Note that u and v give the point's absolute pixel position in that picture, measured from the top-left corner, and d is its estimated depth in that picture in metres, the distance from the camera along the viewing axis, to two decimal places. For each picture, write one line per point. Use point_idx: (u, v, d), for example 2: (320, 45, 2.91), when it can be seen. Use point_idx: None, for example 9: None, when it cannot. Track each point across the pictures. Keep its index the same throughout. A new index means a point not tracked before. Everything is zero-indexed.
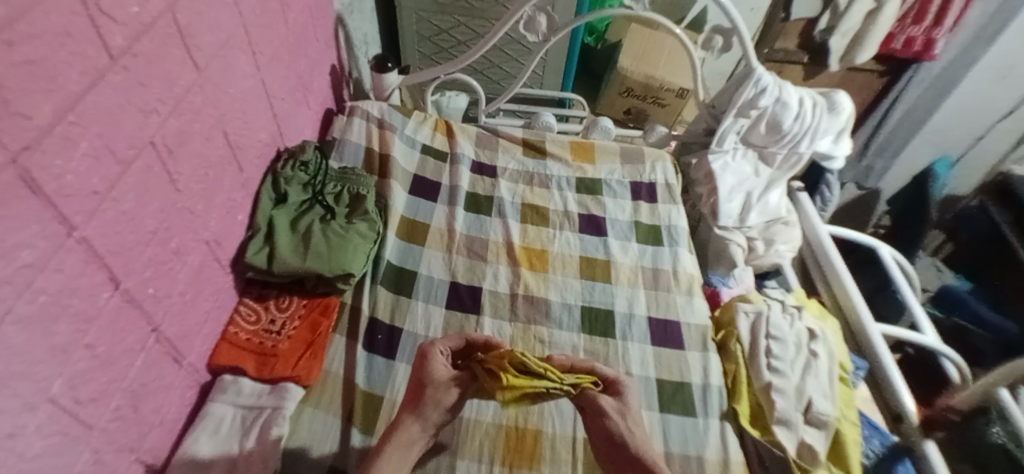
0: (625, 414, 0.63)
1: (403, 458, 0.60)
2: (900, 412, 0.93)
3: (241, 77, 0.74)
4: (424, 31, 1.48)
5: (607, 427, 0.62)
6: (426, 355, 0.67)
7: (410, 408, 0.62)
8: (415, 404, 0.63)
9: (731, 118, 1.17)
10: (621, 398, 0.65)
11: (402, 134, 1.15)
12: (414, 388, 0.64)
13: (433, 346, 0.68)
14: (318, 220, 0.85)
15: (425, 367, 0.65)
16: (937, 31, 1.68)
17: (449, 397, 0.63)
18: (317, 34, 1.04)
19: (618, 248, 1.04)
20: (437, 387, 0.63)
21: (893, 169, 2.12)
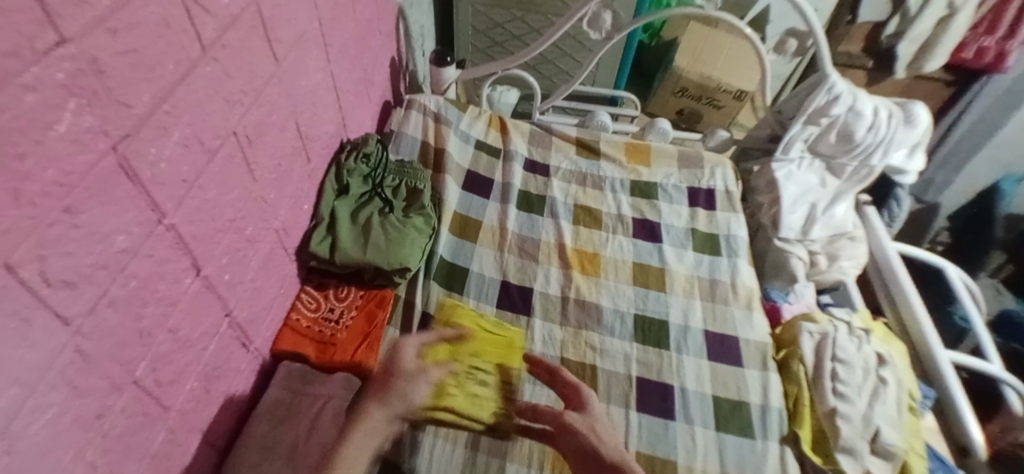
0: (593, 428, 0.65)
1: (365, 449, 0.61)
2: (966, 445, 0.86)
3: (314, 69, 0.75)
4: (479, 24, 1.48)
5: (580, 443, 0.63)
6: (399, 350, 0.68)
7: (377, 397, 0.62)
8: (381, 391, 0.63)
9: (799, 125, 1.12)
10: (586, 412, 0.66)
11: (457, 129, 1.14)
12: (379, 378, 0.65)
13: (407, 341, 0.69)
14: (377, 212, 0.86)
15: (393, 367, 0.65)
16: (1009, 44, 1.59)
17: (412, 393, 0.64)
18: (380, 27, 1.04)
19: (673, 255, 1.01)
20: (399, 380, 0.64)
21: (954, 184, 1.99)
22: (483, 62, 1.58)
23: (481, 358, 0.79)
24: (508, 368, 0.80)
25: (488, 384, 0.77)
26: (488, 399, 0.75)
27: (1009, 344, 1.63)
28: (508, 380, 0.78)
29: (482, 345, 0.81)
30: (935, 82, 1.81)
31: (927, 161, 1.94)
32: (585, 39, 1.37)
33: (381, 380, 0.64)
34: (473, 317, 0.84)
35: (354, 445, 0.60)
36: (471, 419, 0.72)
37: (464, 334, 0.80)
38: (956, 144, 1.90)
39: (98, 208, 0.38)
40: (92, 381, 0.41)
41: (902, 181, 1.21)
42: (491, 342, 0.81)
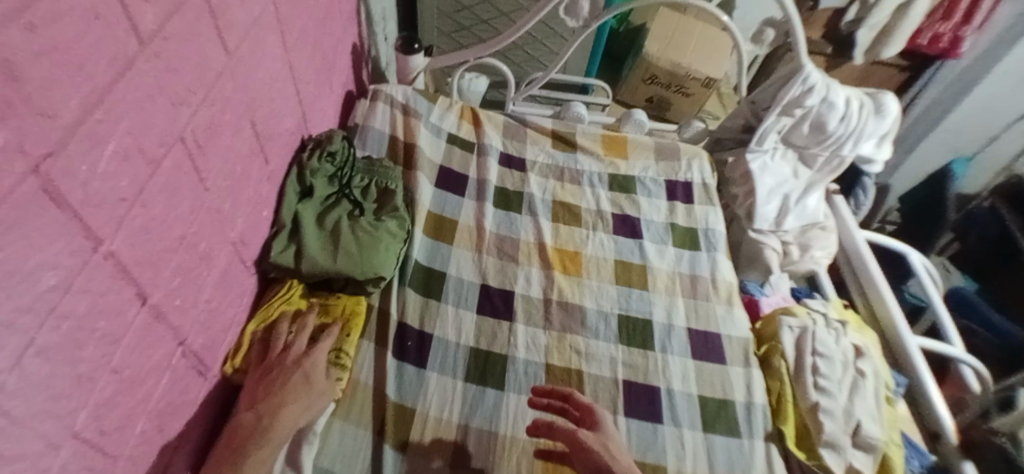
0: (608, 445, 0.65)
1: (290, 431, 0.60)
2: (939, 430, 0.91)
3: (270, 60, 0.68)
4: (445, 7, 1.41)
5: (594, 459, 0.64)
6: (304, 349, 0.67)
7: (301, 382, 0.62)
8: (298, 375, 0.63)
9: (774, 116, 1.12)
10: (599, 431, 0.67)
11: (427, 121, 1.07)
12: (287, 363, 0.64)
13: (315, 345, 0.67)
14: (346, 216, 0.78)
15: (307, 362, 0.64)
16: (965, 28, 1.64)
17: (325, 386, 0.65)
18: (341, 10, 0.96)
19: (654, 252, 1.00)
20: (314, 373, 0.64)
21: (907, 166, 2.06)
22: (449, 47, 1.51)
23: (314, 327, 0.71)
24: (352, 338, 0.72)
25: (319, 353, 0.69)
26: None
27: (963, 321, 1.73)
28: (342, 346, 0.71)
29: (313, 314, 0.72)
30: (890, 67, 1.86)
31: None
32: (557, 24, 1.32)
33: (283, 368, 0.64)
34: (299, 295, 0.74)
35: (285, 424, 0.59)
36: None
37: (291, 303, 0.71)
38: (911, 127, 1.97)
39: (21, 241, 0.32)
40: (24, 444, 0.35)
41: (871, 169, 1.23)
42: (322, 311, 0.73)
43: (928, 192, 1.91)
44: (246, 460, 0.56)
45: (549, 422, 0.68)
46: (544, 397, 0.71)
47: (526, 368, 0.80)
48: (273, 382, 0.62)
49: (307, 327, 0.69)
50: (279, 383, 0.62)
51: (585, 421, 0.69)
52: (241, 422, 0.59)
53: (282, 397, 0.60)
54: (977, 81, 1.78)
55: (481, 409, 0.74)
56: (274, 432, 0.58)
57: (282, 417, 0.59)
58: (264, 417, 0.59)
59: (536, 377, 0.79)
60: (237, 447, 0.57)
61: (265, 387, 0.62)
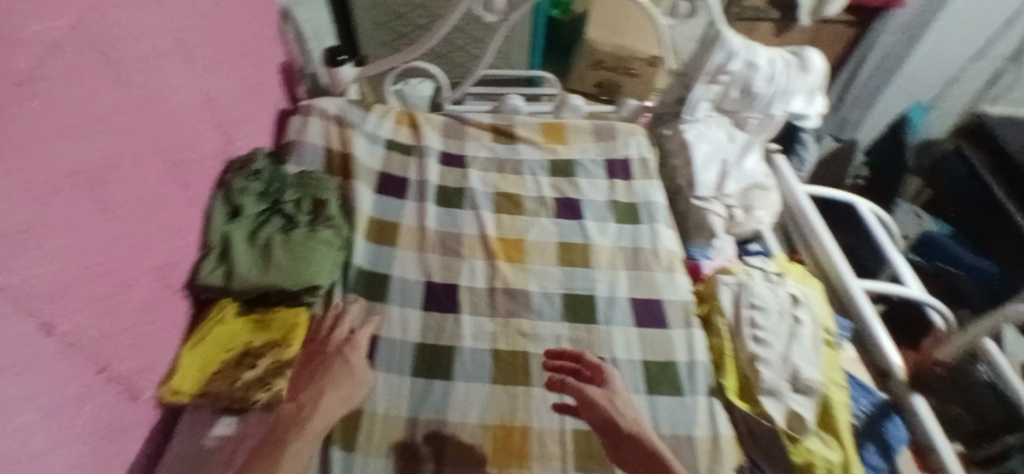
0: (614, 400, 0.67)
1: (328, 419, 0.66)
2: (886, 367, 0.94)
3: (173, 88, 0.70)
4: (381, 17, 1.43)
5: (601, 415, 0.65)
6: (345, 336, 0.76)
7: (346, 374, 0.70)
8: (341, 368, 0.70)
9: (703, 85, 1.16)
10: (608, 387, 0.69)
11: (364, 130, 1.07)
12: (330, 358, 0.72)
13: (355, 334, 0.77)
14: (279, 232, 0.79)
15: (347, 350, 0.73)
16: None
17: (365, 374, 0.73)
18: (258, 33, 0.99)
19: (597, 230, 1.03)
20: (353, 362, 0.73)
21: (870, 119, 2.05)
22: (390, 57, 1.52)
23: (251, 344, 0.72)
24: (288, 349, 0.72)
25: (256, 368, 0.69)
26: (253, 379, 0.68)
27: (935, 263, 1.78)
28: (279, 359, 0.70)
29: (250, 331, 0.73)
30: (840, 24, 1.75)
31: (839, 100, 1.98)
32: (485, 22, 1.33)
33: (321, 361, 0.71)
34: (237, 315, 0.74)
35: (322, 414, 0.65)
36: (222, 398, 0.66)
37: (226, 322, 0.73)
38: (866, 84, 1.92)
39: None
40: None
41: (805, 125, 1.25)
42: (257, 327, 0.73)
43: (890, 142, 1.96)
44: (285, 448, 0.61)
45: (563, 379, 0.70)
46: (558, 360, 0.73)
47: (473, 357, 0.81)
48: (317, 371, 0.70)
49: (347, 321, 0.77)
50: (322, 371, 0.70)
51: (598, 379, 0.70)
52: (284, 412, 0.65)
53: (323, 387, 0.68)
54: (927, 26, 1.74)
55: (429, 399, 0.75)
56: (313, 418, 0.64)
57: (319, 409, 0.66)
58: (307, 407, 0.65)
59: (483, 364, 0.81)
60: (278, 437, 0.62)
61: (308, 376, 0.70)
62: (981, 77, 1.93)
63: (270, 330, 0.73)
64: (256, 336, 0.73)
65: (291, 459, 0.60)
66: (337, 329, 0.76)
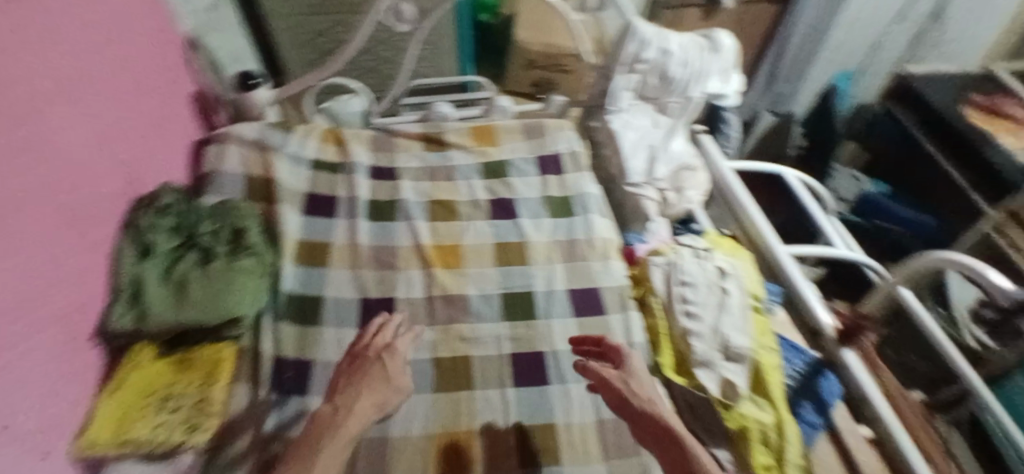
0: (628, 380, 0.71)
1: (366, 419, 0.67)
2: (817, 326, 0.98)
3: (65, 129, 0.68)
4: (302, 36, 1.39)
5: (617, 393, 0.70)
6: (386, 343, 0.77)
7: (379, 377, 0.71)
8: (380, 372, 0.72)
9: (622, 75, 1.18)
10: (624, 367, 0.73)
11: (285, 152, 1.04)
12: (370, 362, 0.74)
13: (394, 341, 0.78)
14: (195, 265, 0.78)
15: (385, 357, 0.74)
16: None
17: (404, 382, 0.73)
18: (161, 66, 0.96)
19: (532, 227, 1.04)
20: (391, 369, 0.73)
21: (802, 90, 2.06)
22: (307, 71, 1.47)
23: (175, 384, 0.71)
24: (215, 385, 0.71)
25: (181, 408, 0.68)
26: (179, 419, 0.67)
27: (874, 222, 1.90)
28: (206, 395, 0.70)
29: (173, 372, 0.72)
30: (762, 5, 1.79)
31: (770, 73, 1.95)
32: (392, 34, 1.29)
33: (357, 367, 0.73)
34: (157, 356, 0.73)
35: (358, 417, 0.66)
36: (146, 443, 0.63)
37: (145, 365, 0.71)
38: (795, 56, 1.90)
39: None
40: None
41: (726, 103, 1.29)
42: (182, 367, 0.73)
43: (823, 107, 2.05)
44: (321, 450, 0.61)
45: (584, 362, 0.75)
46: (581, 345, 0.80)
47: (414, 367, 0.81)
48: (352, 378, 0.71)
49: (390, 329, 0.79)
50: (358, 377, 0.71)
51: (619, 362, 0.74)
52: (319, 414, 0.66)
53: (359, 389, 0.69)
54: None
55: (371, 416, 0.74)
56: (349, 418, 0.65)
57: (354, 411, 0.67)
58: (342, 410, 0.67)
59: (424, 373, 0.80)
60: (314, 439, 0.63)
61: (345, 383, 0.71)
62: (906, 35, 1.96)
63: (195, 368, 0.73)
64: (179, 377, 0.72)
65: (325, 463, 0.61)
66: (381, 334, 0.78)
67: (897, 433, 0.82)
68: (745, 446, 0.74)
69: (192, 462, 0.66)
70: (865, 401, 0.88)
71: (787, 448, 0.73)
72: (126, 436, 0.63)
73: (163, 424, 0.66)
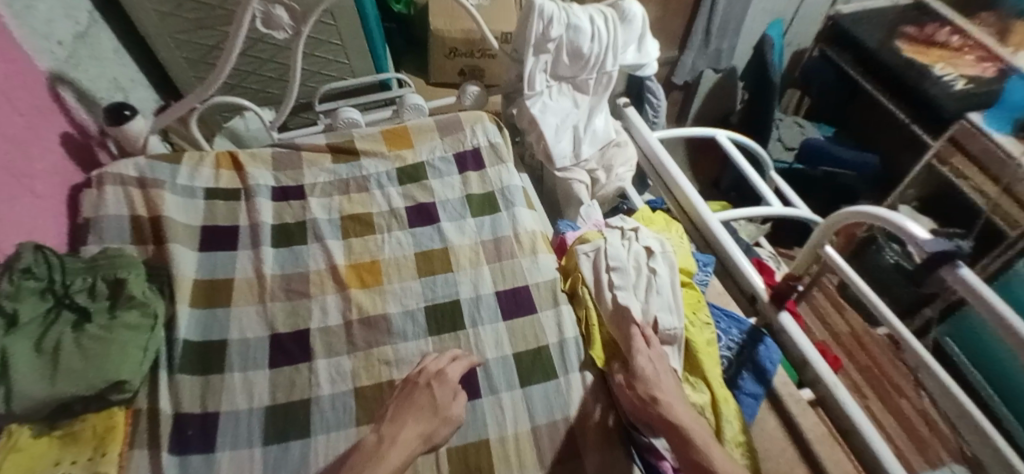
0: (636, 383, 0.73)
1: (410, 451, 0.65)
2: (753, 291, 0.97)
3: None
4: (192, 54, 1.28)
5: (630, 398, 0.74)
6: (438, 369, 0.74)
7: (418, 410, 0.68)
8: (421, 403, 0.69)
9: (532, 57, 1.10)
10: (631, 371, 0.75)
11: (175, 185, 0.96)
12: (414, 380, 0.72)
13: (447, 367, 0.74)
14: (70, 328, 0.71)
15: (436, 385, 0.71)
16: None
17: (455, 411, 0.71)
18: (15, 107, 0.85)
19: (455, 230, 0.99)
20: (441, 397, 0.71)
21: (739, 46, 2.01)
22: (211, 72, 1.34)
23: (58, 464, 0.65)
24: (104, 455, 0.65)
25: None
26: None
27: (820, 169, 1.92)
28: (97, 469, 0.64)
29: (57, 450, 0.66)
30: None
31: (704, 33, 1.83)
32: (275, 39, 1.16)
33: (411, 387, 0.72)
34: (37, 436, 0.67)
35: (399, 448, 0.64)
36: None
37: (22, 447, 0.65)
38: (727, 12, 1.79)
39: None
40: None
41: (646, 73, 1.25)
42: (68, 442, 0.66)
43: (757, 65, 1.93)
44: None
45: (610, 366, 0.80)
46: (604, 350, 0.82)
47: (333, 404, 0.75)
48: (400, 407, 0.69)
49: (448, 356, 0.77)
50: (406, 406, 0.69)
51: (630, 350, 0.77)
52: (365, 444, 0.65)
53: (403, 420, 0.67)
54: None
55: (284, 466, 0.69)
56: (391, 448, 0.64)
57: (395, 441, 0.65)
58: (385, 440, 0.65)
59: (344, 408, 0.75)
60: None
61: (394, 412, 0.69)
62: None
63: (82, 442, 0.66)
64: (65, 453, 0.66)
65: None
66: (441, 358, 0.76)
67: (838, 390, 0.81)
68: None
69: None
70: (804, 362, 0.87)
71: (724, 428, 0.73)
72: None
73: None
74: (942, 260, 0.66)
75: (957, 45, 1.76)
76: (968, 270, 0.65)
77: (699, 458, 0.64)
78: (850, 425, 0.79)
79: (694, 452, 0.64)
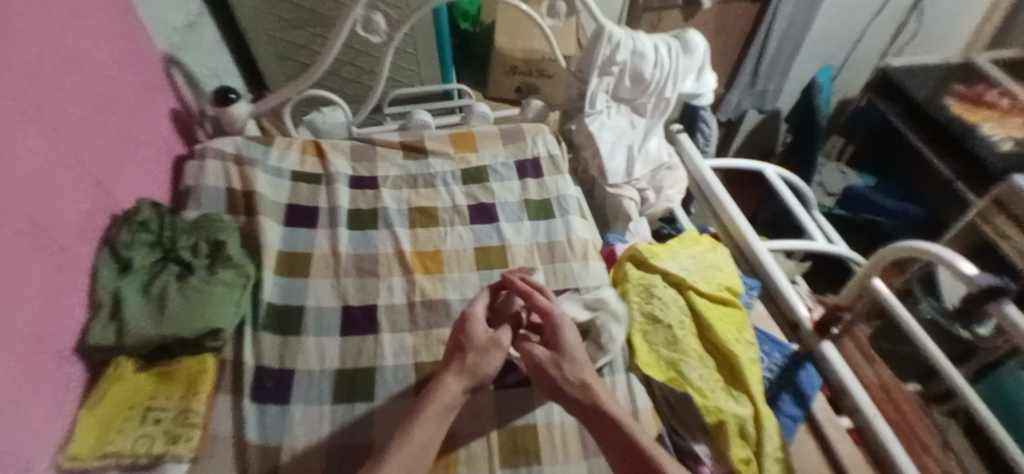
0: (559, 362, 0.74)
1: (443, 419, 0.68)
2: (796, 321, 1.00)
3: (24, 155, 0.66)
4: (281, 51, 1.40)
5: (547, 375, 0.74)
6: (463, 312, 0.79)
7: (456, 369, 0.72)
8: (461, 364, 0.73)
9: (596, 77, 1.18)
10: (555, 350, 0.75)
11: (265, 165, 1.06)
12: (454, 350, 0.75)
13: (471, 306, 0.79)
14: (174, 279, 0.79)
15: (463, 327, 0.76)
16: None
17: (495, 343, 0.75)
18: (138, 82, 0.97)
19: (512, 231, 1.05)
20: (470, 336, 0.75)
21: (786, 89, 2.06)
22: (297, 71, 1.46)
23: (155, 397, 0.72)
24: (195, 395, 0.72)
25: (163, 420, 0.70)
26: (160, 431, 0.68)
27: (861, 215, 1.93)
28: (189, 406, 0.71)
29: (154, 387, 0.73)
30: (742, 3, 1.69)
31: (755, 72, 1.88)
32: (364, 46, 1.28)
33: (452, 343, 0.77)
34: (140, 369, 0.75)
35: (439, 406, 0.68)
36: (128, 455, 0.65)
37: (128, 378, 0.73)
38: (777, 52, 1.84)
39: None
40: None
41: (701, 103, 1.31)
42: (163, 380, 0.74)
43: (803, 105, 2.01)
44: (413, 428, 0.66)
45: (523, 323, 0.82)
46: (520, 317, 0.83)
47: (396, 375, 0.81)
48: (445, 359, 0.75)
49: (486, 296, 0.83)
50: (449, 359, 0.74)
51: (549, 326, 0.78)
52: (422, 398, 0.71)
53: (442, 372, 0.72)
54: None
55: (350, 425, 0.74)
56: (431, 402, 0.69)
57: (438, 396, 0.69)
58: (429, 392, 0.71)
59: (405, 379, 0.80)
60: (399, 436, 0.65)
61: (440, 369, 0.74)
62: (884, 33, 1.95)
63: (178, 384, 0.74)
64: (161, 390, 0.73)
65: (419, 432, 0.66)
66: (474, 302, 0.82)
67: (875, 421, 0.83)
68: (723, 440, 0.75)
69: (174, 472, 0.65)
70: (844, 392, 0.89)
71: (765, 442, 0.74)
72: (107, 449, 0.65)
73: (146, 436, 0.67)
74: (989, 296, 0.69)
75: (1004, 107, 1.77)
76: (1015, 309, 0.68)
77: (643, 450, 0.63)
78: (886, 456, 0.80)
79: (635, 441, 0.64)
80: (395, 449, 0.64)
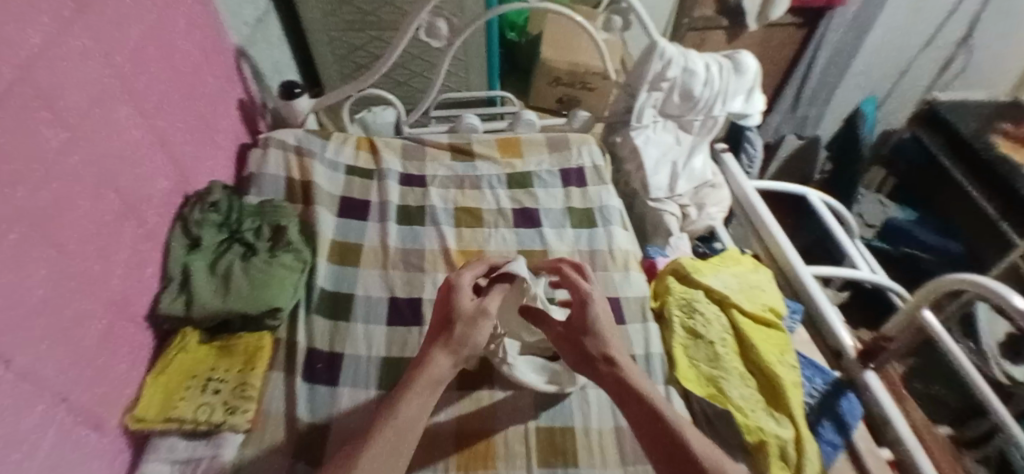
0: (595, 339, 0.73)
1: (429, 392, 0.65)
2: (840, 348, 0.99)
3: (117, 132, 0.71)
4: (339, 50, 1.46)
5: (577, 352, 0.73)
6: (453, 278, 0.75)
7: (440, 343, 0.68)
8: (448, 336, 0.69)
9: (645, 92, 1.20)
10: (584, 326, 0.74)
11: (322, 158, 1.11)
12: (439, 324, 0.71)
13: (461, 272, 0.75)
14: (238, 258, 0.84)
15: (449, 295, 0.72)
16: None
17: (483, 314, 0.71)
18: (214, 72, 1.03)
19: (554, 236, 1.07)
20: (458, 305, 0.71)
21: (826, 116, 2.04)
22: (351, 71, 1.51)
23: (215, 369, 0.75)
24: (252, 370, 0.76)
25: (222, 391, 0.73)
26: (220, 402, 0.71)
27: (902, 248, 1.88)
28: (246, 380, 0.75)
29: (214, 359, 0.77)
30: (786, 28, 1.67)
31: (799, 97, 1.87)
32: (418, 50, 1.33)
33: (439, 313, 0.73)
34: (202, 341, 0.79)
35: (422, 380, 0.65)
36: (189, 421, 0.68)
37: (191, 349, 0.76)
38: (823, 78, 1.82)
39: None
40: None
41: (749, 124, 1.30)
42: (222, 354, 0.78)
43: (846, 133, 1.97)
44: (397, 406, 0.63)
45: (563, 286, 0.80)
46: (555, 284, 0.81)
47: None
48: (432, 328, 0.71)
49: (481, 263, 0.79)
50: (436, 330, 0.71)
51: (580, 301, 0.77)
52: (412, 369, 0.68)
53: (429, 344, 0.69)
54: None
55: None
56: (414, 379, 0.65)
57: (428, 369, 0.66)
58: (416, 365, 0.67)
59: None
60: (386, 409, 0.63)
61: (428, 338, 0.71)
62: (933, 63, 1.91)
63: (236, 358, 0.77)
64: (221, 362, 0.77)
65: (406, 406, 0.63)
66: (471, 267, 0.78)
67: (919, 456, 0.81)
68: (763, 459, 0.75)
69: (230, 440, 0.69)
70: (886, 423, 0.88)
71: (804, 465, 0.74)
72: (170, 414, 0.69)
73: (206, 405, 0.71)
74: None
75: None
76: None
77: (676, 444, 0.62)
78: None
79: (667, 431, 0.63)
80: (384, 424, 0.61)
